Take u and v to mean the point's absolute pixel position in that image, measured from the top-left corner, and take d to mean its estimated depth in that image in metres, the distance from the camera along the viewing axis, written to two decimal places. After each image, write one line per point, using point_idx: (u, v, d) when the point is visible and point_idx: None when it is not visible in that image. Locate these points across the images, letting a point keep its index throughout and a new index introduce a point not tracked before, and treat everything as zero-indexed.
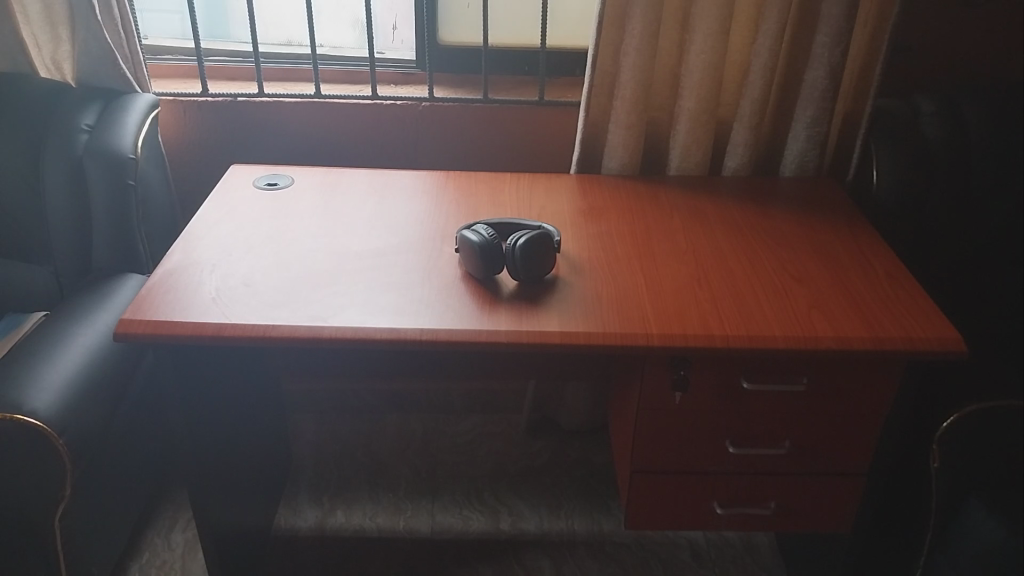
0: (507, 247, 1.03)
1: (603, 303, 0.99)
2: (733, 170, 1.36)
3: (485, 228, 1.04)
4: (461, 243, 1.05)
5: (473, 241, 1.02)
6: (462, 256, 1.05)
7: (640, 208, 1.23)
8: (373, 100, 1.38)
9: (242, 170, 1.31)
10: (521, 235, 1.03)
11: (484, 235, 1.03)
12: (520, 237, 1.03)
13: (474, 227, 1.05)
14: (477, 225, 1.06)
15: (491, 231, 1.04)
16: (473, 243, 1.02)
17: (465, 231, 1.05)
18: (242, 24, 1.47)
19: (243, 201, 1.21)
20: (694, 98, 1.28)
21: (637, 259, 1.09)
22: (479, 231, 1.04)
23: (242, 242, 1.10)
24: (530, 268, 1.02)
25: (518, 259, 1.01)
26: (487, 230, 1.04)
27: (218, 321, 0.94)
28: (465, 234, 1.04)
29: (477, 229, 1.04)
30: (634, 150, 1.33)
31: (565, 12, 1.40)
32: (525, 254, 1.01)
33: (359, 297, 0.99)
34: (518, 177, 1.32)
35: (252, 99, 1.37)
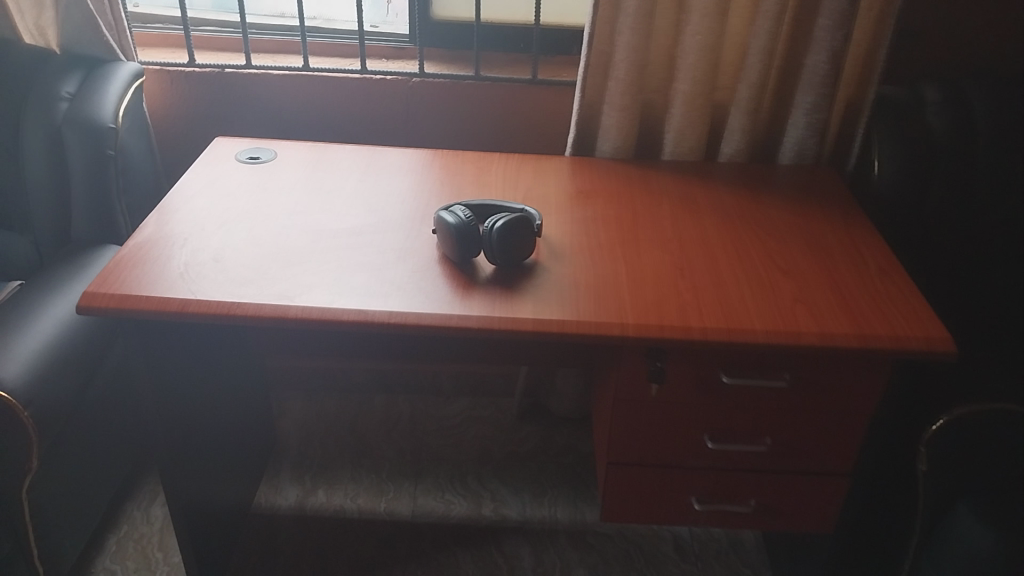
0: (485, 229, 1.00)
1: (580, 291, 0.96)
2: (729, 157, 1.32)
3: (464, 209, 1.02)
4: (438, 224, 1.02)
5: (450, 222, 1.00)
6: (439, 238, 1.02)
7: (628, 194, 1.20)
8: (361, 75, 1.35)
9: (226, 142, 1.28)
10: (499, 217, 1.01)
11: (462, 216, 1.00)
12: (498, 220, 1.00)
13: (452, 208, 1.03)
14: (456, 206, 1.03)
15: (468, 213, 1.01)
16: (450, 224, 0.99)
17: (442, 211, 1.02)
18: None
19: (223, 174, 1.19)
20: (690, 80, 1.24)
21: (619, 246, 1.06)
22: (456, 212, 1.01)
23: (216, 218, 1.07)
24: (508, 252, 0.99)
25: (495, 241, 0.98)
26: (465, 211, 1.01)
27: (184, 296, 0.91)
28: (441, 215, 1.01)
29: (455, 210, 1.02)
30: (627, 133, 1.30)
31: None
32: (502, 236, 0.98)
33: (330, 277, 0.96)
34: (507, 158, 1.29)
35: (239, 71, 1.35)
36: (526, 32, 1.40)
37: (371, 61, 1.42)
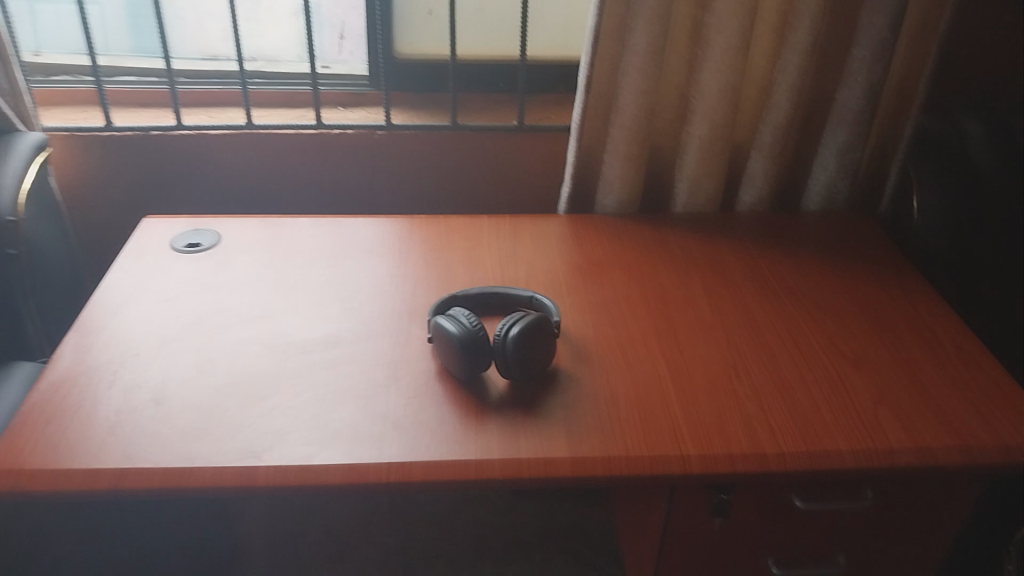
0: (496, 336, 0.81)
1: (623, 408, 0.78)
2: (749, 206, 1.15)
3: (466, 312, 0.82)
4: (435, 332, 0.83)
5: (451, 331, 0.80)
6: (436, 346, 0.83)
7: (647, 263, 1.02)
8: (317, 129, 1.14)
9: (157, 224, 1.09)
10: (513, 319, 0.82)
11: (466, 323, 0.81)
12: (512, 322, 0.81)
13: (451, 311, 0.83)
14: (455, 308, 0.84)
15: (473, 316, 0.82)
16: (452, 334, 0.80)
17: (438, 317, 0.82)
18: (156, 37, 1.20)
19: (159, 269, 0.99)
20: (707, 124, 1.07)
21: (655, 340, 0.88)
22: (458, 317, 0.82)
23: (150, 338, 0.88)
24: (527, 364, 0.80)
25: (511, 351, 0.79)
26: (468, 315, 0.82)
27: (118, 465, 0.72)
28: (438, 322, 0.82)
29: (456, 314, 0.82)
30: (634, 184, 1.12)
31: (547, 19, 1.17)
32: (519, 345, 0.79)
33: (305, 416, 0.78)
34: (495, 223, 1.10)
35: (167, 133, 1.13)
36: (510, 68, 1.22)
37: (325, 110, 1.22)
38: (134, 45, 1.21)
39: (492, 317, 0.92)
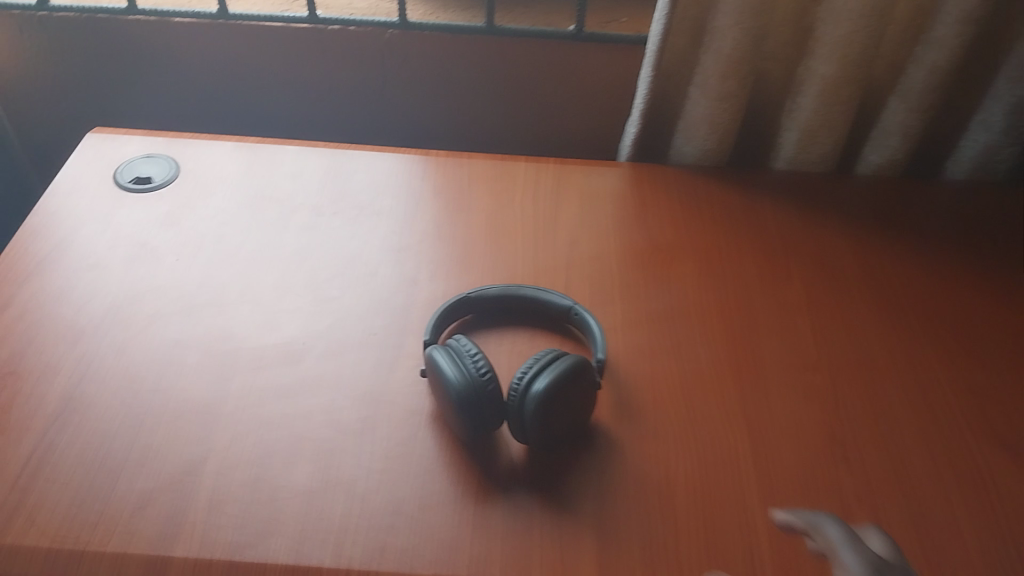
0: (512, 387, 0.58)
1: (682, 497, 0.57)
2: (874, 167, 0.88)
3: (473, 349, 0.59)
4: (428, 372, 0.60)
5: (448, 378, 0.58)
6: (431, 387, 0.61)
7: (732, 246, 0.77)
8: (312, 24, 0.88)
9: (102, 140, 0.84)
10: (536, 363, 0.58)
11: (468, 368, 0.58)
12: (536, 368, 0.58)
13: (453, 345, 0.60)
14: (459, 339, 0.61)
15: (481, 357, 0.59)
16: (448, 385, 0.57)
17: (434, 352, 0.60)
18: None
19: (95, 210, 0.76)
20: (837, 59, 0.77)
21: (734, 381, 0.65)
22: (460, 356, 0.59)
23: (64, 325, 0.65)
24: (550, 430, 0.57)
25: (528, 415, 0.57)
26: (475, 353, 0.59)
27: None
28: (432, 361, 0.59)
29: (458, 350, 0.59)
30: (726, 128, 0.84)
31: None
32: (539, 407, 0.56)
33: (246, 476, 0.57)
34: (533, 172, 0.84)
35: (116, 16, 0.88)
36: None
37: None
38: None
39: (517, 327, 0.68)
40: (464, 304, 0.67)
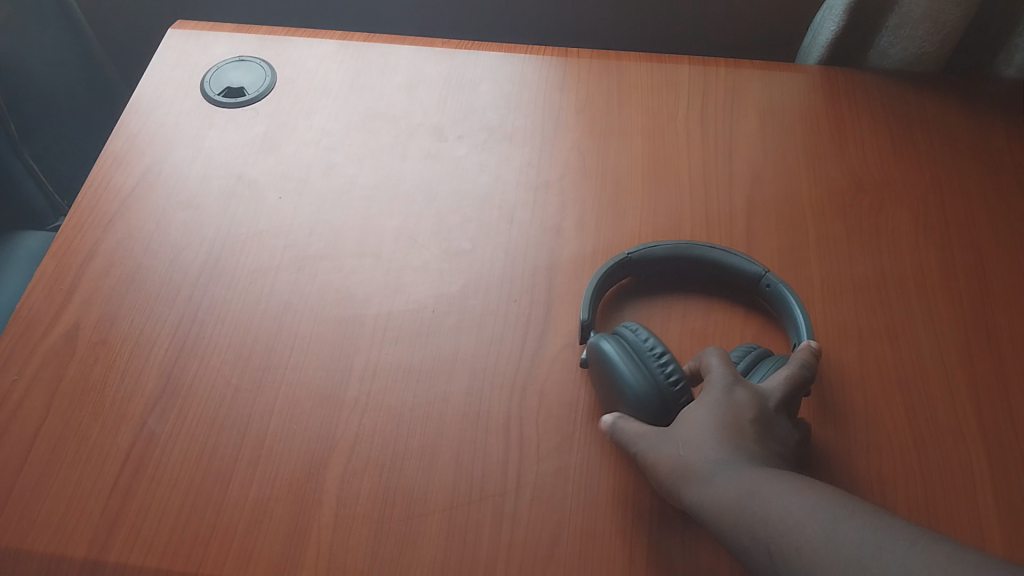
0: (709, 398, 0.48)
1: (924, 522, 0.47)
2: None
3: (656, 347, 0.46)
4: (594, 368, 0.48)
5: (631, 388, 0.45)
6: (601, 390, 0.48)
7: (957, 184, 0.63)
8: None
9: (186, 40, 0.72)
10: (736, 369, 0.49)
11: (658, 377, 0.45)
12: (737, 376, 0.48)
13: (629, 338, 0.47)
14: (636, 330, 0.47)
15: (670, 359, 0.46)
16: (634, 398, 0.45)
17: (606, 348, 0.46)
18: None
19: (185, 131, 0.65)
20: None
21: (964, 370, 0.53)
22: (644, 358, 0.46)
23: (159, 279, 0.56)
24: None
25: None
26: (660, 353, 0.46)
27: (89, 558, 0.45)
28: (605, 360, 0.46)
29: (640, 349, 0.46)
30: (953, 27, 0.66)
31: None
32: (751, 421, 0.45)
33: (379, 484, 0.48)
34: (700, 80, 0.68)
35: None
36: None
37: None
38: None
39: (690, 294, 0.56)
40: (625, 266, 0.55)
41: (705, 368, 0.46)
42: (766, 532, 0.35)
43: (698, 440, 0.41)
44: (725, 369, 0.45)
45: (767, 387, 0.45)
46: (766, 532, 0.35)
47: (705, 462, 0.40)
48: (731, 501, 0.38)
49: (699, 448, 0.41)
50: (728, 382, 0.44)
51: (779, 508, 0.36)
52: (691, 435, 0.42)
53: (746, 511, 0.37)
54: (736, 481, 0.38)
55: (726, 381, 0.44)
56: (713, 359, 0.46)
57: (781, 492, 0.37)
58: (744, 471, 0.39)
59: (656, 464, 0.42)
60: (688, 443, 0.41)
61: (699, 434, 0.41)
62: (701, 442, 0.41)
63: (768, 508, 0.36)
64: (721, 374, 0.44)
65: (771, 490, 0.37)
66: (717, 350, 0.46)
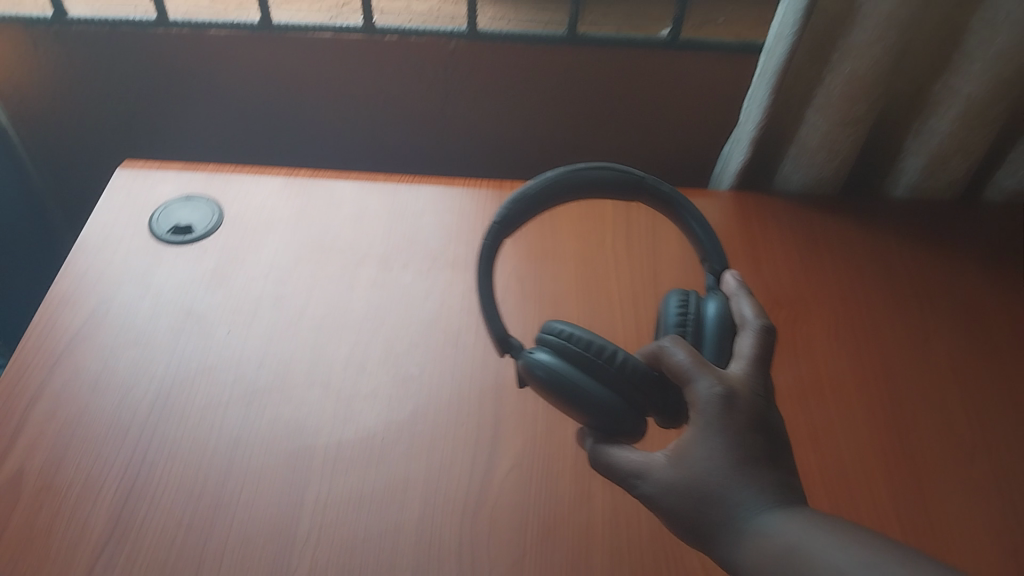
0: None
1: None
2: (1004, 194, 0.80)
3: (600, 352, 0.44)
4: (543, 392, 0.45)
5: (599, 412, 0.43)
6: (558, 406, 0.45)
7: (861, 298, 0.70)
8: (368, 34, 0.82)
9: (133, 179, 0.75)
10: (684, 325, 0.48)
11: (616, 381, 0.43)
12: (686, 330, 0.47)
13: (564, 350, 0.45)
14: (572, 338, 0.44)
15: (614, 352, 0.44)
16: (604, 419, 0.43)
17: (553, 379, 0.44)
18: None
19: (131, 270, 0.66)
20: (988, 76, 0.68)
21: (884, 463, 0.58)
22: (591, 365, 0.44)
23: (107, 419, 0.56)
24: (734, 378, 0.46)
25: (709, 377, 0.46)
26: (602, 349, 0.44)
27: None
28: (555, 390, 0.44)
29: (583, 358, 0.44)
30: (844, 156, 0.75)
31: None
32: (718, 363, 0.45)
33: None
34: (624, 206, 0.74)
35: (148, 30, 0.81)
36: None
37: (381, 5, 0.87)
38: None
39: None
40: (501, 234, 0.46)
41: (677, 369, 0.42)
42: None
43: (716, 476, 0.40)
44: (705, 373, 0.41)
45: (743, 376, 0.42)
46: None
47: (732, 508, 0.40)
48: (778, 552, 0.38)
49: (722, 488, 0.40)
50: (717, 385, 0.41)
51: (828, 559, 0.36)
52: (707, 471, 0.40)
53: (790, 565, 0.37)
54: (780, 530, 0.38)
55: (714, 389, 0.41)
56: (678, 354, 0.42)
57: (821, 541, 0.37)
58: (776, 514, 0.39)
59: (672, 502, 0.41)
60: (708, 482, 0.40)
61: (715, 470, 0.40)
62: (721, 483, 0.40)
63: (816, 563, 0.36)
64: (706, 381, 0.41)
65: (812, 541, 0.37)
66: (685, 346, 0.42)
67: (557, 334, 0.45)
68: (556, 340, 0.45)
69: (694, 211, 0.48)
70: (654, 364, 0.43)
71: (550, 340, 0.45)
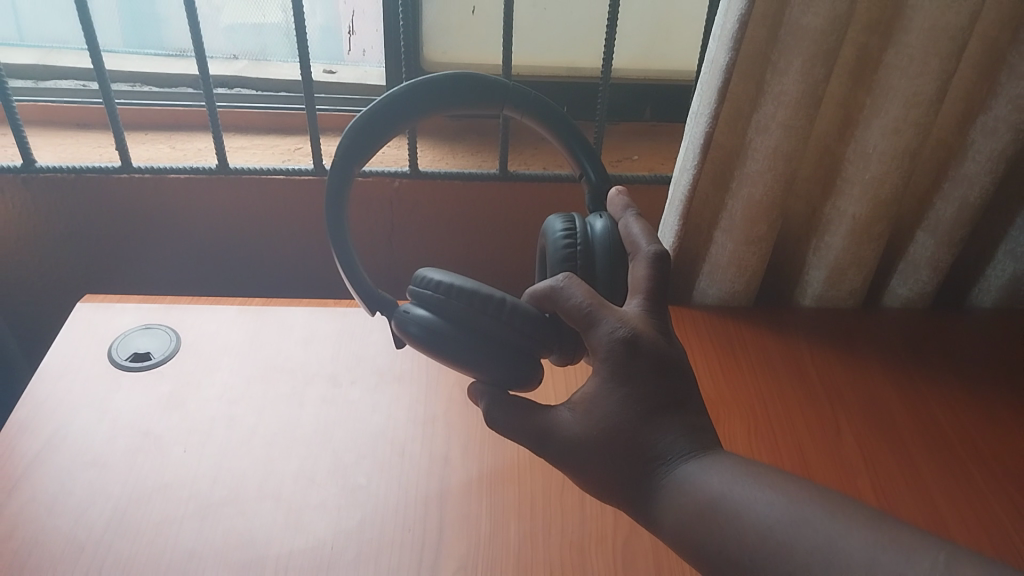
0: (566, 240, 0.55)
1: None
2: (902, 299, 0.89)
3: (489, 304, 0.50)
4: (432, 350, 0.51)
5: (496, 362, 0.50)
6: (454, 364, 0.51)
7: (779, 401, 0.76)
8: (320, 175, 0.90)
9: (93, 316, 0.79)
10: (576, 220, 0.57)
11: (504, 327, 0.50)
12: (579, 223, 0.56)
13: (453, 302, 0.51)
14: (461, 295, 0.51)
15: (499, 300, 0.50)
16: (498, 364, 0.50)
17: (446, 336, 0.50)
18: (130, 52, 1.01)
19: (89, 399, 0.69)
20: (868, 199, 0.77)
21: None
22: (479, 313, 0.50)
23: (61, 539, 0.57)
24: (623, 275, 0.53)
25: (599, 250, 0.54)
26: (489, 301, 0.50)
27: None
28: (449, 341, 0.50)
29: (470, 307, 0.50)
30: (751, 271, 0.83)
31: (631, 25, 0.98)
32: (610, 238, 0.54)
33: None
34: None
35: (110, 175, 0.87)
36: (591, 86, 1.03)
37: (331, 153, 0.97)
38: (128, 42, 1.00)
39: (567, 501, 0.63)
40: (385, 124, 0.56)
41: (579, 307, 0.46)
42: (744, 540, 0.41)
43: (627, 428, 0.45)
44: (604, 315, 0.46)
45: (639, 316, 0.47)
46: (745, 539, 0.41)
47: (655, 461, 0.45)
48: (713, 497, 0.43)
49: (638, 438, 0.45)
50: (617, 327, 0.46)
51: (750, 494, 0.43)
52: (616, 423, 0.45)
53: (715, 517, 0.43)
54: (714, 479, 0.44)
55: (616, 331, 0.45)
56: (578, 293, 0.47)
57: (745, 490, 0.43)
58: (696, 465, 0.44)
59: (591, 462, 0.46)
60: (621, 435, 0.45)
61: (637, 442, 0.45)
62: (634, 434, 0.45)
63: (741, 511, 0.42)
64: (609, 322, 0.46)
65: (733, 493, 0.43)
66: (579, 286, 0.47)
67: (444, 288, 0.51)
68: (444, 294, 0.51)
69: (570, 125, 0.59)
70: (549, 301, 0.48)
71: (438, 296, 0.52)
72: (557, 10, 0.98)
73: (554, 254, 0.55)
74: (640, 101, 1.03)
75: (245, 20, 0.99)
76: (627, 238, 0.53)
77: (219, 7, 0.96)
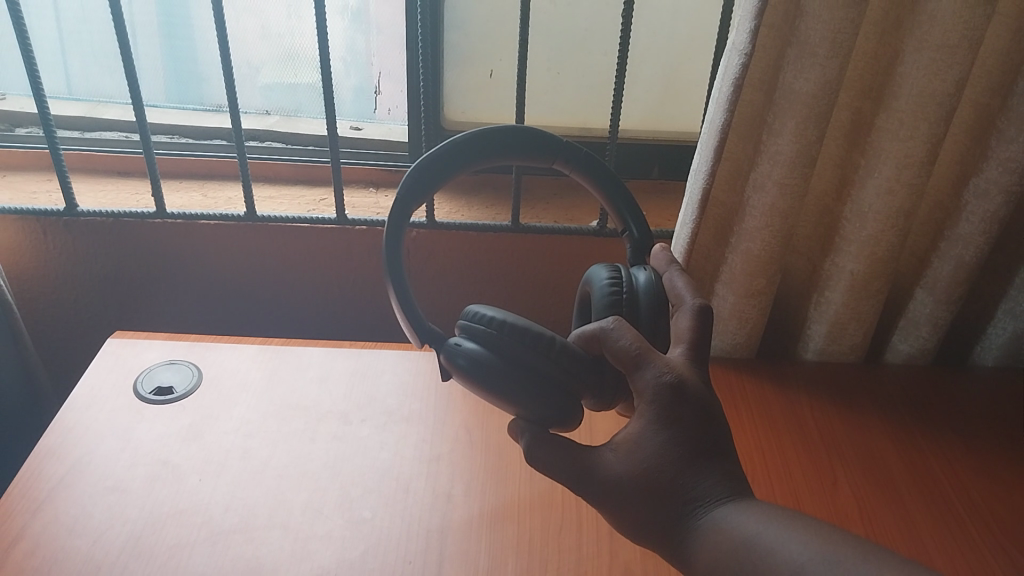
0: (612, 285, 0.56)
1: None
2: (903, 355, 0.91)
3: (540, 341, 0.52)
4: (479, 382, 0.54)
5: (539, 401, 0.52)
6: (498, 398, 0.54)
7: (777, 451, 0.77)
8: (340, 223, 0.94)
9: (120, 354, 0.83)
10: (620, 269, 0.58)
11: (550, 364, 0.52)
12: (624, 273, 0.58)
13: (504, 337, 0.53)
14: (513, 331, 0.53)
15: (550, 339, 0.52)
16: (540, 403, 0.52)
17: (494, 371, 0.53)
18: (172, 108, 1.07)
19: (112, 430, 0.73)
20: (865, 257, 0.79)
21: None
22: (527, 349, 0.53)
23: (80, 557, 0.60)
24: (666, 325, 0.54)
25: (644, 297, 0.55)
26: (540, 338, 0.53)
27: None
28: (495, 374, 0.53)
29: (520, 344, 0.53)
30: (752, 323, 0.85)
31: (641, 90, 1.04)
32: (656, 288, 0.55)
33: None
34: None
35: (145, 219, 0.92)
36: (600, 145, 1.06)
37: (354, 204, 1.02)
38: (171, 97, 1.06)
39: (569, 541, 0.65)
40: (422, 179, 0.58)
41: (627, 350, 0.48)
42: None
43: (669, 472, 0.47)
44: (650, 360, 0.48)
45: (683, 364, 0.49)
46: None
47: (694, 504, 0.47)
48: (748, 535, 0.45)
49: (655, 479, 0.47)
50: (664, 371, 0.47)
51: (780, 540, 0.44)
52: (646, 468, 0.47)
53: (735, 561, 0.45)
54: (748, 520, 0.46)
55: (663, 376, 0.47)
56: (627, 337, 0.48)
57: (775, 532, 0.45)
58: (730, 507, 0.46)
59: (603, 493, 0.49)
60: (641, 473, 0.47)
61: (638, 476, 0.47)
62: (640, 465, 0.47)
63: (773, 551, 0.44)
64: (655, 368, 0.48)
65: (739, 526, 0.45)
66: (627, 330, 0.49)
67: (495, 323, 0.54)
68: (496, 329, 0.54)
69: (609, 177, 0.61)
70: (598, 342, 0.50)
71: (490, 330, 0.54)
72: (572, 74, 1.03)
73: (601, 296, 0.56)
74: (651, 160, 1.08)
75: (278, 78, 1.05)
76: (672, 292, 0.56)
77: (257, 67, 1.03)
